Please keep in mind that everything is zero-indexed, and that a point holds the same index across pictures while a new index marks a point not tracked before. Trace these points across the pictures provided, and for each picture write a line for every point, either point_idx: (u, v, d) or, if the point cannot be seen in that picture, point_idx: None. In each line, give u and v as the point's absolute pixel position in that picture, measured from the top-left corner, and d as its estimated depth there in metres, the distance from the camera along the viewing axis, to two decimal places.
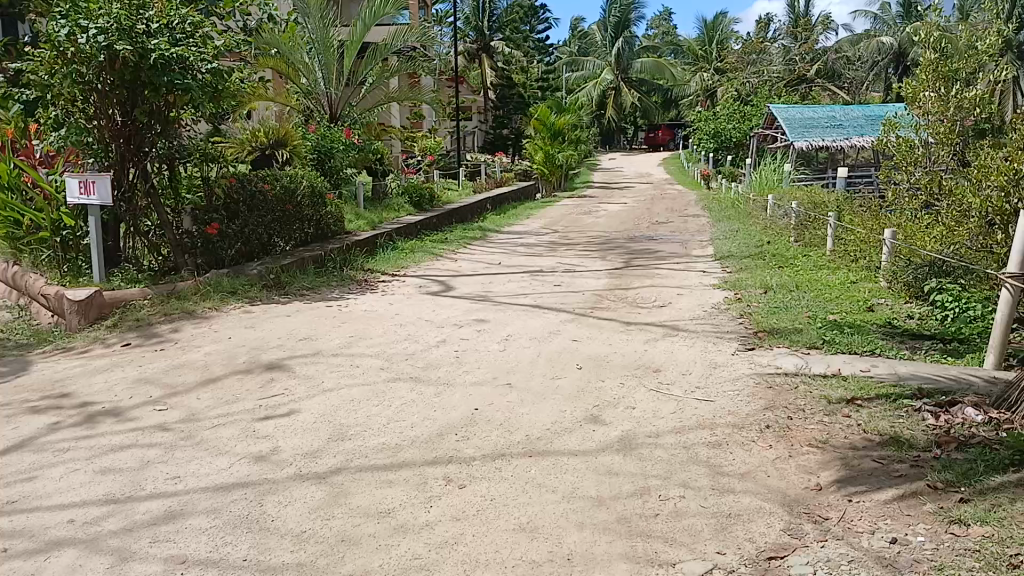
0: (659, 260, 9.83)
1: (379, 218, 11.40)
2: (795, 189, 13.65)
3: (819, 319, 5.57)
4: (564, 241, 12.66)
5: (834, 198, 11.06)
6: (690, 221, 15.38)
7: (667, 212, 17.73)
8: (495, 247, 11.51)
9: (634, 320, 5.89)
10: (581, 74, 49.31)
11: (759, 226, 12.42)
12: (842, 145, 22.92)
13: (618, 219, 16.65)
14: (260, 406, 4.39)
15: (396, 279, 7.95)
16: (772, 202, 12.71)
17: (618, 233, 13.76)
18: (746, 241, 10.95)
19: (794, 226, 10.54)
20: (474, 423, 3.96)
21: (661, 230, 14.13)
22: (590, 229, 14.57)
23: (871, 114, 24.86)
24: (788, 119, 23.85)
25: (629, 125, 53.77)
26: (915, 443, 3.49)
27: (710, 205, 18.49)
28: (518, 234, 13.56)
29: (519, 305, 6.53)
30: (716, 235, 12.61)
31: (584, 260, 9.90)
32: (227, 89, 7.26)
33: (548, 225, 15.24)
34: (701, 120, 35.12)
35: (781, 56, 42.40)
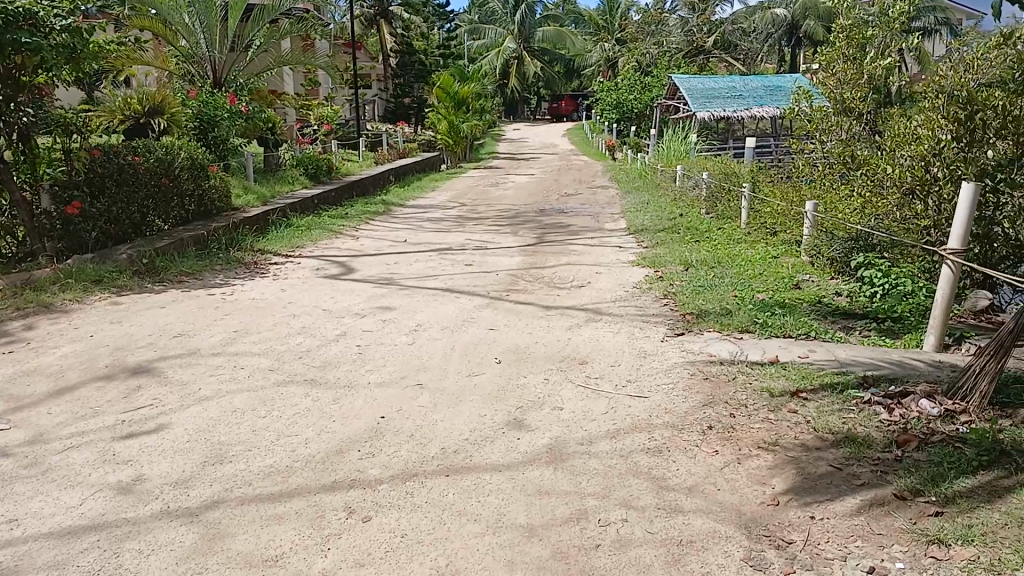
0: (572, 235, 9.42)
1: (272, 193, 10.55)
2: (702, 159, 13.53)
3: (748, 298, 5.27)
4: (472, 215, 12.13)
5: (743, 168, 10.92)
6: (598, 192, 15.09)
7: (575, 183, 17.41)
8: (399, 223, 10.86)
9: (553, 303, 5.44)
10: (483, 42, 48.41)
11: (670, 198, 12.19)
12: (743, 115, 23.16)
13: (526, 191, 16.20)
14: (121, 421, 3.69)
15: (290, 261, 7.24)
16: (681, 173, 12.53)
17: (527, 206, 13.33)
18: (658, 214, 10.68)
19: (706, 197, 10.33)
20: (380, 435, 3.41)
21: (571, 202, 13.77)
22: (498, 201, 14.06)
23: (769, 85, 25.21)
24: (690, 89, 23.90)
25: (531, 95, 53.34)
26: (873, 444, 3.18)
27: (618, 175, 18.28)
28: (423, 208, 12.91)
29: (426, 289, 5.97)
30: (626, 206, 12.32)
31: (494, 236, 9.39)
32: (90, 49, 6.41)
33: (454, 198, 14.63)
34: (603, 90, 35.02)
35: (680, 27, 42.78)
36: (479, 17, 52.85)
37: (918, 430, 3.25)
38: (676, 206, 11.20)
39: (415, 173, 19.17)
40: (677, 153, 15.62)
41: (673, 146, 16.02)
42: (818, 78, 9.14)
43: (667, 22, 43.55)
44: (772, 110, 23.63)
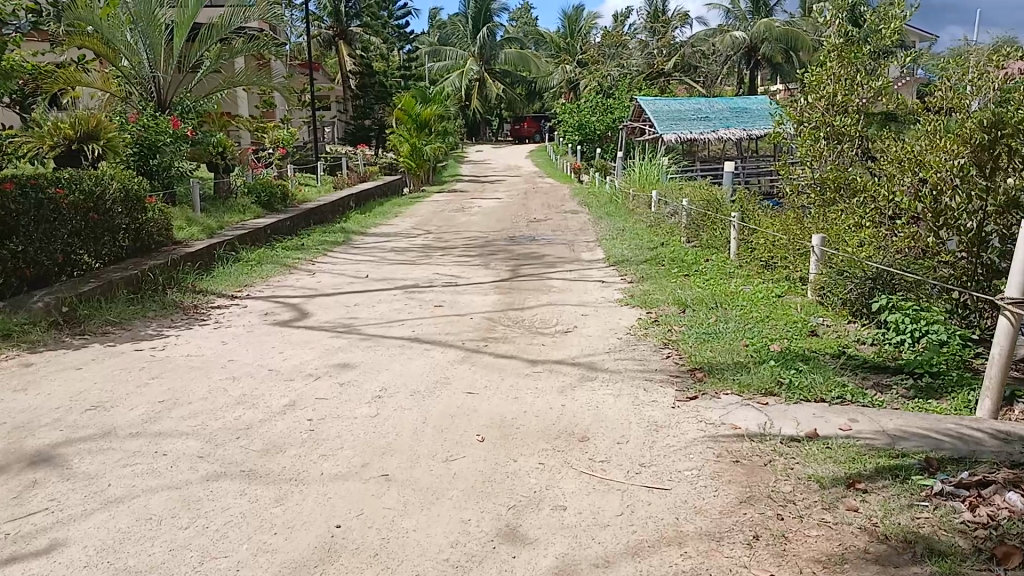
0: (547, 267, 8.73)
1: (220, 224, 9.71)
2: (677, 183, 12.98)
3: (763, 349, 4.61)
4: (439, 244, 11.41)
5: (725, 193, 10.37)
6: (568, 219, 14.44)
7: (543, 208, 16.76)
8: (359, 254, 10.07)
9: (538, 355, 4.73)
10: (444, 64, 47.89)
11: (646, 225, 11.59)
12: (710, 137, 22.79)
13: (493, 216, 15.51)
14: (0, 536, 2.85)
15: (236, 304, 6.44)
16: (657, 198, 11.95)
17: (495, 233, 12.64)
18: (637, 243, 10.06)
19: (688, 225, 9.74)
20: (335, 556, 2.64)
21: (541, 229, 13.10)
22: (464, 229, 13.34)
23: (734, 106, 24.93)
24: (656, 111, 23.51)
25: (494, 117, 52.92)
26: (965, 559, 2.50)
27: (586, 200, 17.69)
28: (385, 236, 12.14)
29: (390, 339, 5.21)
30: (601, 234, 11.69)
31: (464, 269, 8.67)
32: (1, 64, 5.64)
33: (417, 224, 13.88)
34: (567, 111, 34.63)
35: (640, 49, 43.12)
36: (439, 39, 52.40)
37: (1016, 533, 2.60)
38: (654, 234, 10.60)
39: (376, 198, 18.39)
40: (648, 177, 15.06)
41: (643, 171, 15.47)
42: (806, 98, 8.60)
43: (627, 43, 43.77)
44: (738, 132, 23.31)
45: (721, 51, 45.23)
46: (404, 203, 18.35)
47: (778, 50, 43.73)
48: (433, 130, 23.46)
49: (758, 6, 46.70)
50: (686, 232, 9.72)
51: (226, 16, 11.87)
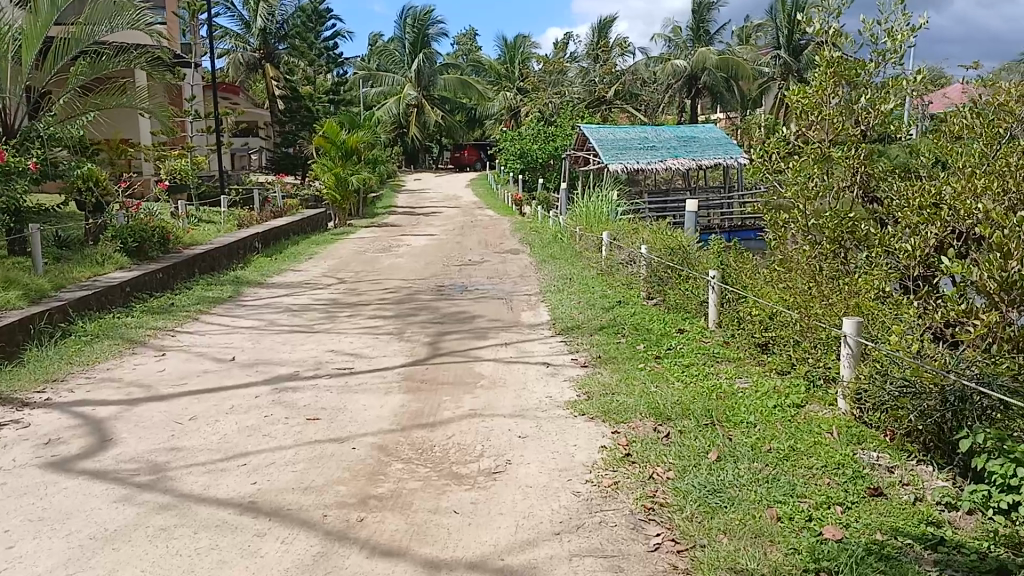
0: (476, 336, 6.83)
1: (59, 285, 7.63)
2: (629, 223, 11.33)
3: (811, 536, 2.82)
4: (350, 297, 9.48)
5: (687, 238, 8.66)
6: (506, 262, 12.57)
7: (480, 247, 14.91)
8: (243, 318, 8.02)
9: (441, 548, 2.84)
10: (380, 89, 45.99)
11: (596, 274, 9.82)
12: (658, 167, 21.40)
13: (421, 258, 13.58)
14: None
15: (16, 426, 4.42)
16: (608, 240, 10.26)
17: (421, 282, 10.76)
18: (589, 299, 8.27)
19: (649, 279, 8.03)
20: None
21: (476, 277, 11.21)
22: (385, 274, 11.38)
23: (682, 134, 23.61)
24: (600, 140, 22.05)
25: (433, 144, 51.18)
26: None
27: (527, 238, 15.93)
28: (286, 288, 10.11)
29: (209, 505, 3.25)
30: (544, 284, 9.87)
31: (367, 340, 6.69)
32: None
33: (331, 269, 11.86)
34: (506, 138, 33.06)
35: (580, 77, 42.08)
36: (375, 63, 50.56)
37: None
38: (608, 286, 8.83)
39: (292, 236, 16.34)
40: (597, 213, 13.39)
41: (590, 206, 13.75)
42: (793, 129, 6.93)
43: (568, 71, 42.68)
44: (688, 162, 21.98)
45: (663, 80, 44.41)
46: (323, 241, 16.31)
47: (720, 79, 43.12)
48: (360, 159, 21.51)
49: (698, 34, 46.16)
50: (649, 287, 8.00)
51: (87, 25, 9.67)
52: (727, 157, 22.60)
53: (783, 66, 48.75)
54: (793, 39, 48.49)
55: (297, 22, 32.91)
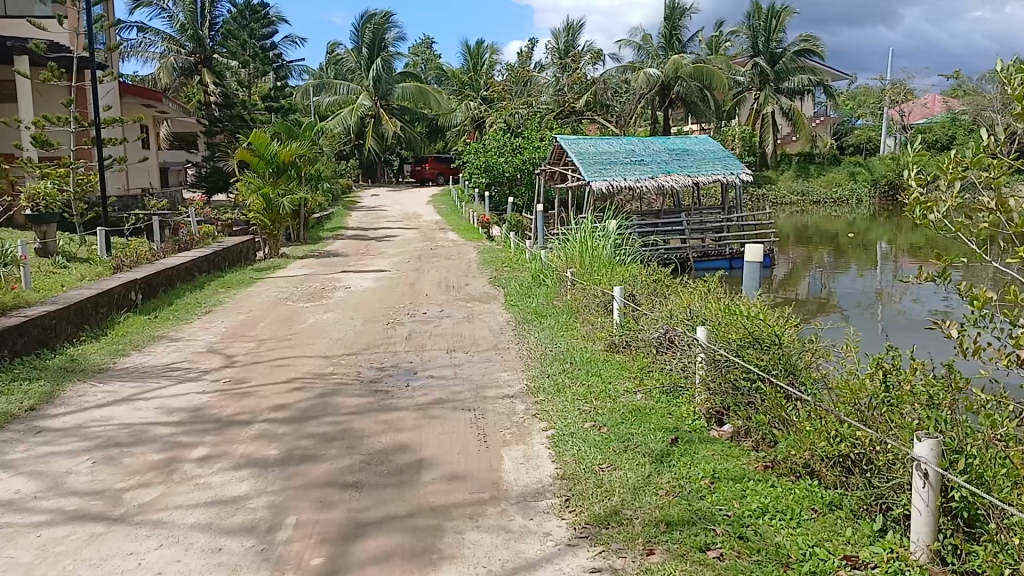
0: (418, 540, 3.45)
1: None
2: (643, 275, 8.19)
3: None
4: (233, 398, 6.08)
5: (759, 303, 5.49)
6: (473, 320, 9.20)
7: (439, 291, 11.64)
8: (11, 473, 4.56)
9: None
10: (334, 98, 42.47)
11: (612, 361, 6.51)
12: (648, 185, 18.48)
13: (359, 309, 10.23)
14: None
15: None
16: (619, 301, 7.13)
17: (350, 360, 7.41)
18: (611, 418, 4.99)
19: (714, 385, 4.85)
20: None
21: (432, 348, 7.82)
22: (301, 344, 7.94)
23: (673, 147, 20.56)
24: (580, 154, 19.05)
25: (392, 156, 47.88)
26: None
27: (498, 277, 12.67)
28: (139, 381, 6.64)
29: None
30: (534, 370, 6.55)
31: (195, 568, 3.31)
32: None
33: (225, 336, 8.36)
34: (468, 151, 29.95)
35: (549, 86, 39.43)
36: (330, 71, 46.86)
37: None
38: (634, 389, 5.57)
39: (202, 273, 12.96)
40: (590, 250, 10.24)
41: (583, 240, 10.48)
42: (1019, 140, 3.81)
43: (536, 80, 39.98)
44: (683, 179, 19.04)
45: (635, 89, 41.69)
46: (238, 282, 12.81)
47: (693, 88, 40.96)
48: (294, 175, 18.03)
49: (671, 42, 43.53)
50: (710, 395, 4.87)
51: None
52: (726, 173, 19.64)
53: (760, 75, 46.47)
54: (769, 47, 46.28)
55: (233, 21, 29.41)
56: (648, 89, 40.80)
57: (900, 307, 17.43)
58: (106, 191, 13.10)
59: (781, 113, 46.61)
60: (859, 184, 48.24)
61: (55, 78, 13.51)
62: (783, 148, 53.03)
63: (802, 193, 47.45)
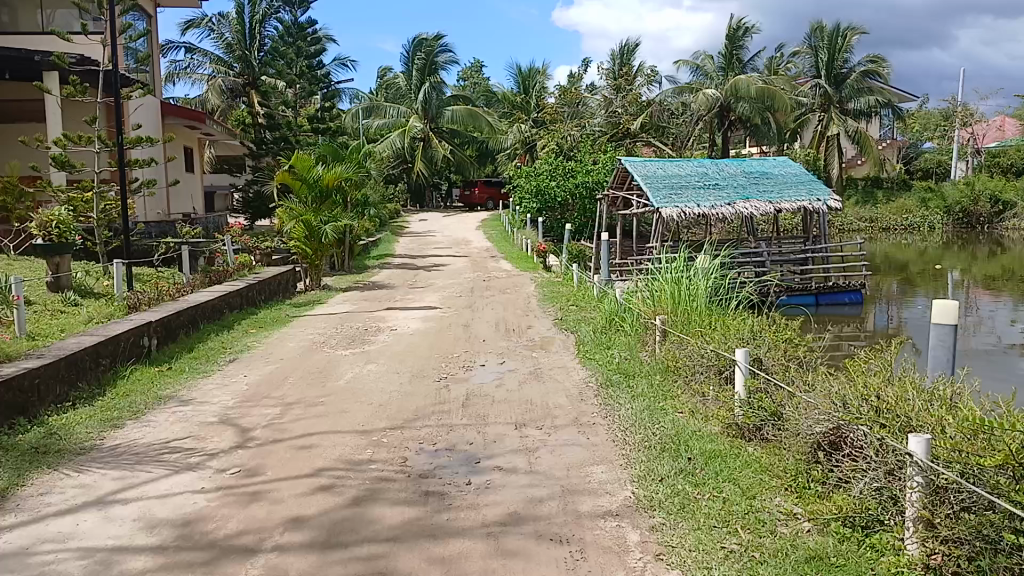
0: None
1: None
2: (762, 331, 6.51)
3: None
4: (238, 503, 4.56)
5: (972, 402, 3.97)
6: (543, 377, 7.56)
7: (498, 335, 10.10)
8: None
9: None
10: (384, 122, 41.69)
11: (743, 453, 4.94)
12: (724, 211, 16.76)
13: (406, 359, 8.72)
14: None
15: None
16: (744, 371, 5.54)
17: (393, 437, 5.86)
18: (777, 570, 3.44)
19: (942, 527, 3.32)
20: None
21: (498, 419, 6.22)
22: (333, 413, 6.44)
23: (750, 170, 18.83)
24: (647, 178, 17.47)
25: (442, 180, 46.85)
26: None
27: (564, 318, 11.07)
28: (126, 470, 5.21)
29: None
30: (639, 462, 4.97)
31: None
32: None
33: (245, 399, 6.93)
34: (519, 175, 28.52)
35: (602, 107, 38.02)
36: (381, 95, 46.10)
37: None
38: (796, 512, 4.02)
39: (232, 310, 11.64)
40: (679, 293, 8.59)
41: (672, 280, 8.80)
42: None
43: (588, 102, 38.54)
44: (763, 205, 17.25)
45: (693, 111, 39.78)
46: (272, 320, 11.46)
47: (755, 110, 38.96)
48: (338, 199, 16.72)
49: (730, 63, 41.63)
50: (933, 543, 3.32)
51: None
52: (811, 199, 17.76)
53: (823, 96, 44.37)
54: (833, 67, 44.19)
55: (280, 40, 28.57)
56: (706, 112, 39.10)
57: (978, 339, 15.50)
58: (130, 218, 11.90)
59: (847, 136, 44.33)
60: (930, 210, 45.54)
61: (78, 93, 12.43)
62: (847, 173, 50.63)
63: (870, 219, 44.85)
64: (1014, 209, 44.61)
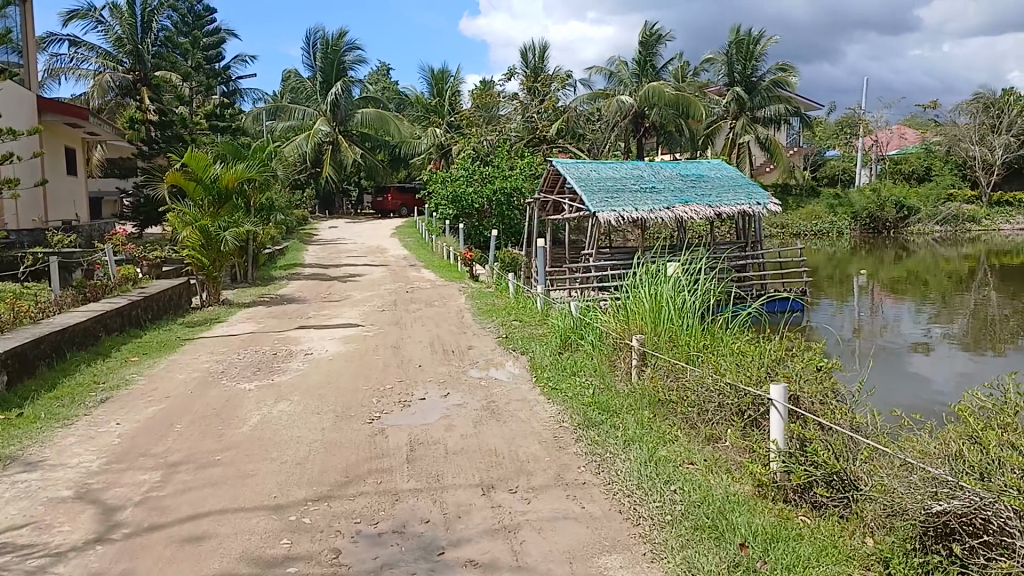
0: None
1: None
2: (775, 353, 5.27)
3: None
4: None
5: None
6: (501, 416, 6.13)
7: (433, 358, 8.61)
8: None
9: None
10: (289, 124, 39.43)
11: (804, 533, 3.73)
12: (663, 216, 15.73)
13: (325, 392, 7.13)
14: None
15: None
16: (778, 415, 4.29)
17: (317, 515, 4.29)
18: None
19: None
20: None
21: (457, 478, 4.77)
22: (236, 480, 4.83)
23: (685, 173, 17.94)
24: (581, 180, 16.27)
25: (351, 186, 44.80)
26: None
27: (506, 336, 9.67)
28: None
29: None
30: (671, 548, 3.67)
31: None
32: None
33: (117, 462, 5.23)
34: (434, 180, 26.97)
35: (518, 113, 36.84)
36: (286, 97, 43.72)
37: None
38: None
39: (111, 333, 9.71)
40: (646, 296, 7.26)
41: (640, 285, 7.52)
42: None
43: (504, 107, 37.21)
44: (702, 209, 16.33)
45: (608, 118, 38.94)
46: (160, 344, 9.61)
47: (670, 116, 38.55)
48: (240, 202, 14.83)
49: (645, 69, 41.23)
50: None
51: None
52: (750, 202, 16.97)
53: (735, 103, 44.57)
54: (744, 75, 44.43)
55: (173, 32, 26.13)
56: (621, 118, 38.29)
57: (886, 339, 15.19)
58: None
59: (758, 143, 44.68)
60: (838, 216, 45.71)
61: None
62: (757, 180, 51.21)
63: (781, 225, 45.33)
64: (917, 215, 45.85)
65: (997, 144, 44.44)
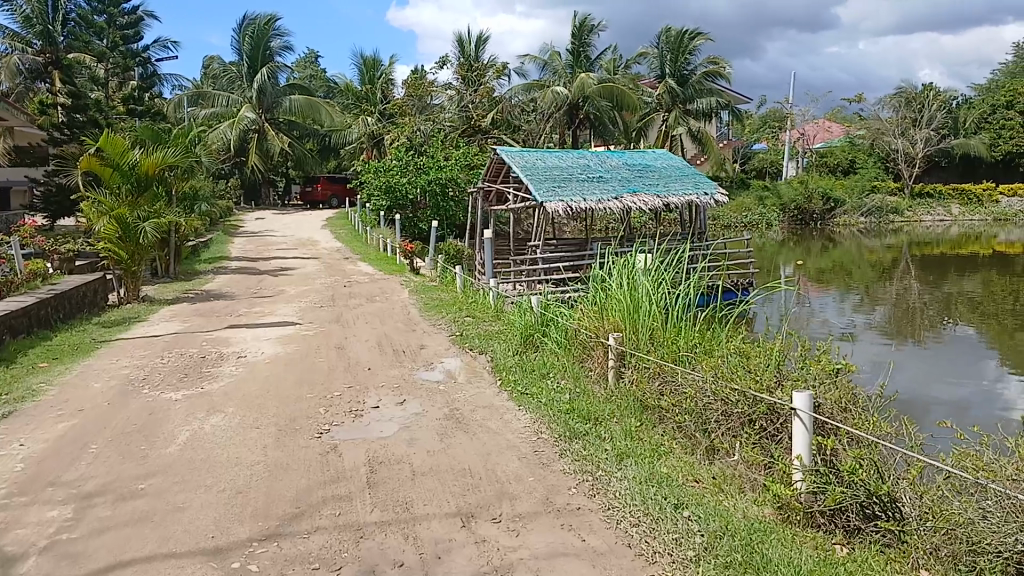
0: None
1: None
2: (781, 353, 4.74)
3: None
4: None
5: None
6: (468, 427, 5.46)
7: (382, 360, 7.85)
8: None
9: None
10: (212, 111, 37.61)
11: (855, 568, 3.25)
12: (611, 206, 15.25)
13: (265, 402, 6.31)
14: None
15: None
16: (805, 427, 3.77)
17: (264, 561, 3.55)
18: None
19: None
20: None
21: (429, 507, 4.09)
22: (163, 517, 4.04)
23: (632, 163, 17.51)
24: (526, 169, 15.64)
25: (279, 176, 43.14)
26: None
27: (459, 334, 8.97)
28: None
29: None
30: None
31: None
32: None
33: (17, 495, 4.37)
34: (367, 170, 25.91)
35: (453, 102, 35.92)
36: (208, 83, 41.73)
37: None
38: None
39: (15, 336, 8.63)
40: (621, 285, 6.65)
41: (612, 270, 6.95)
42: None
43: (438, 97, 36.23)
44: (651, 199, 15.93)
45: (542, 109, 38.38)
46: (73, 348, 8.59)
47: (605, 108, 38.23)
48: (161, 190, 13.68)
49: (579, 60, 40.82)
50: None
51: None
52: (698, 193, 16.65)
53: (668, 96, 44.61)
54: (677, 68, 44.40)
55: (84, 10, 24.34)
56: (556, 109, 37.68)
57: (815, 328, 15.24)
58: None
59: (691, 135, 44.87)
60: (767, 209, 45.81)
61: None
62: None
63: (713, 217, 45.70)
64: (843, 207, 46.86)
65: (918, 138, 45.70)
